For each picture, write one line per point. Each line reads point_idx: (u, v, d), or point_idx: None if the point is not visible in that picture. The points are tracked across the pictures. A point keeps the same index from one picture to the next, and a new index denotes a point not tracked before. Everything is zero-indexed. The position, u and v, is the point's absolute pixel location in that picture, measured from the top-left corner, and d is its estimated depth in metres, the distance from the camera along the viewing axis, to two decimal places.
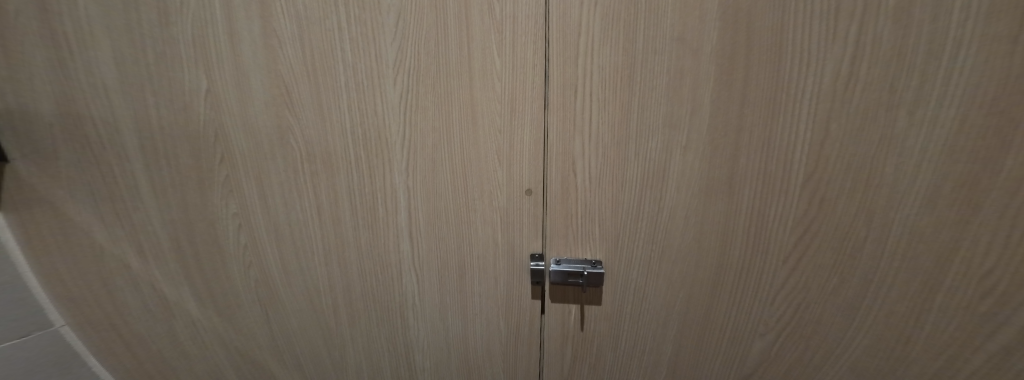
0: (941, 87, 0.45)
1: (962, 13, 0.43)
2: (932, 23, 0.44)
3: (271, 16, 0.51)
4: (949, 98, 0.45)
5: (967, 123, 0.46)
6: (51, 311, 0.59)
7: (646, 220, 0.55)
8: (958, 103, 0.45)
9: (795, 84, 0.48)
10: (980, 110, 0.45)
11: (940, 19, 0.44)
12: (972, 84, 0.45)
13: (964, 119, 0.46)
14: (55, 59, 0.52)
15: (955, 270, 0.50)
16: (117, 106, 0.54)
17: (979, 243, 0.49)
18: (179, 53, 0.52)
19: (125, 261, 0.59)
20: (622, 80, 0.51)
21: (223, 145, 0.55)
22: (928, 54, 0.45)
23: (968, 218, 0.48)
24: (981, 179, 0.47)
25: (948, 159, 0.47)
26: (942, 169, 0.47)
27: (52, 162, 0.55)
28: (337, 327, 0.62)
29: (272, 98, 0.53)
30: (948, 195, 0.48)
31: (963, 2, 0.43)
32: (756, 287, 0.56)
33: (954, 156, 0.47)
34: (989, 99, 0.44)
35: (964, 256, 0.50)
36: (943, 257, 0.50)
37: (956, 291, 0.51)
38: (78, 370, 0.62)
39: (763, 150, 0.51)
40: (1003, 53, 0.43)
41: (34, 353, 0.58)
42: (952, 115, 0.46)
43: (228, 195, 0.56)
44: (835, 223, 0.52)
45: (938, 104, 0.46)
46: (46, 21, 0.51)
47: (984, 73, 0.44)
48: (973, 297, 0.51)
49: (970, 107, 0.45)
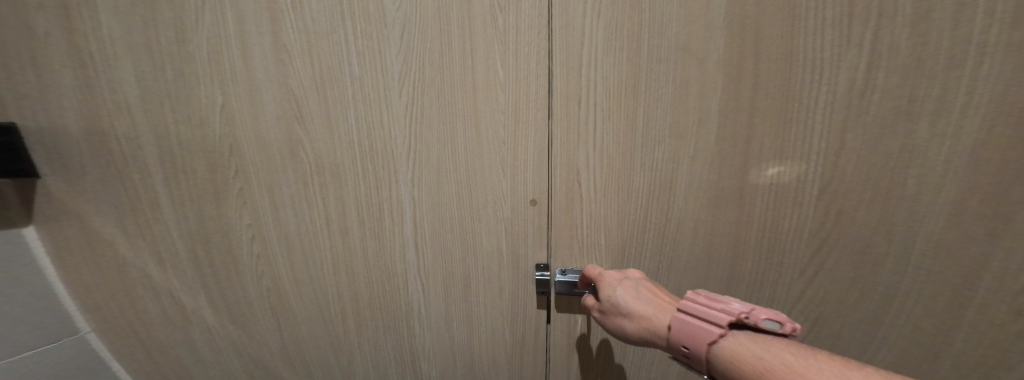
0: (965, 97, 0.43)
1: (984, 20, 0.41)
2: (953, 29, 0.42)
3: (281, 31, 0.52)
4: (974, 106, 0.43)
5: (995, 133, 0.44)
6: (78, 319, 0.63)
7: (652, 231, 0.54)
8: (984, 112, 0.43)
9: (808, 92, 0.46)
10: (1007, 119, 0.43)
11: (962, 25, 0.42)
12: (999, 92, 0.43)
13: (991, 129, 0.43)
14: (81, 77, 0.55)
15: (984, 286, 0.48)
16: (138, 123, 0.56)
17: (1010, 258, 0.47)
18: (195, 71, 0.54)
19: (145, 270, 0.62)
20: (627, 90, 0.50)
21: (237, 159, 0.56)
22: (950, 61, 0.43)
23: (997, 232, 0.46)
24: (1010, 193, 0.45)
25: (975, 171, 0.45)
26: (969, 181, 0.45)
27: (79, 177, 0.58)
28: (345, 335, 0.63)
29: (282, 112, 0.55)
30: (975, 208, 0.46)
31: (985, 9, 0.41)
32: (770, 301, 0.54)
33: (982, 168, 0.45)
34: (1018, 109, 0.42)
35: (993, 272, 0.47)
36: (970, 272, 0.48)
37: (986, 308, 0.49)
38: (102, 374, 0.65)
39: (775, 160, 0.49)
40: None
41: (61, 358, 0.61)
42: (979, 125, 0.44)
43: (242, 207, 0.58)
44: (853, 235, 0.50)
45: (962, 113, 0.44)
46: (72, 43, 0.54)
47: (1011, 83, 0.42)
48: (1005, 313, 0.48)
49: (997, 118, 0.43)
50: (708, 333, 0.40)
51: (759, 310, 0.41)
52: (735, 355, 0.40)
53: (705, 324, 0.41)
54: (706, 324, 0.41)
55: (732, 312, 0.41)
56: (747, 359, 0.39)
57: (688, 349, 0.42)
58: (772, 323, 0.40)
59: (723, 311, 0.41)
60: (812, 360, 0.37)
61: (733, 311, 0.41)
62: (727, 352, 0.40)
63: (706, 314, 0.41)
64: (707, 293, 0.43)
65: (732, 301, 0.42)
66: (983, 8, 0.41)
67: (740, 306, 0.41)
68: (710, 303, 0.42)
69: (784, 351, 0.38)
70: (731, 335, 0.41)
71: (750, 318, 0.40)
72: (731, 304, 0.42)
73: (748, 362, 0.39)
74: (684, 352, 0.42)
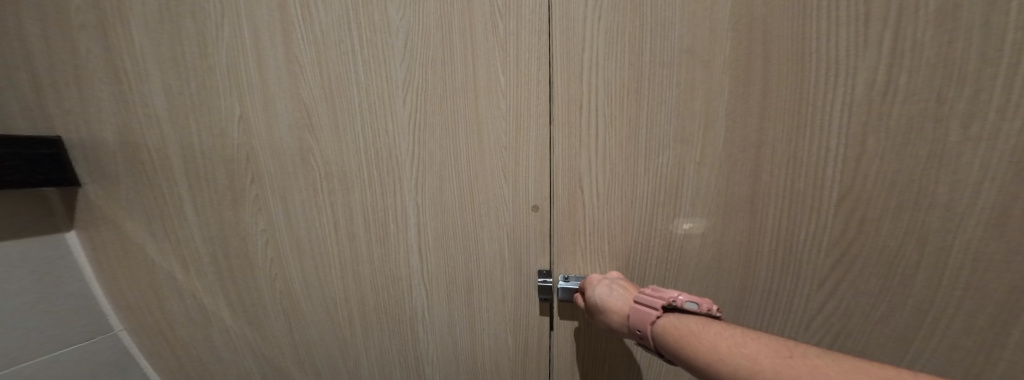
0: (1002, 97, 0.40)
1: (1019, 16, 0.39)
2: (984, 26, 0.39)
3: (293, 42, 0.54)
4: (1012, 108, 0.40)
5: None
6: (112, 318, 0.69)
7: (659, 239, 0.53)
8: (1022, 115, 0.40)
9: (823, 95, 0.44)
10: None
11: (994, 21, 0.39)
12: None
13: None
14: (117, 93, 0.59)
15: None
16: (166, 134, 0.60)
17: None
18: (215, 83, 0.57)
19: (172, 272, 0.66)
20: (630, 94, 0.49)
21: (253, 167, 0.59)
22: (982, 60, 0.40)
23: None
24: None
25: (1014, 178, 0.41)
26: (1009, 188, 0.42)
27: (116, 186, 0.63)
28: (352, 337, 0.66)
29: (294, 121, 0.57)
30: (1017, 217, 0.42)
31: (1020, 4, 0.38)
32: (787, 313, 0.51)
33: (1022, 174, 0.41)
34: None
35: None
36: (1014, 287, 0.44)
37: None
38: (132, 370, 0.71)
39: (789, 165, 0.47)
40: None
41: (96, 354, 0.67)
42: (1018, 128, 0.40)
43: (258, 213, 0.61)
44: (879, 245, 0.46)
45: (998, 116, 0.41)
46: (110, 60, 0.58)
47: None
48: None
49: None
50: (646, 314, 0.45)
51: (685, 294, 0.45)
52: (665, 330, 0.43)
53: (644, 308, 0.45)
54: (646, 308, 0.45)
55: (669, 298, 0.45)
56: (673, 332, 0.43)
57: (640, 332, 0.45)
58: (695, 304, 0.44)
59: (658, 296, 0.46)
60: (718, 328, 0.42)
61: (664, 295, 0.45)
62: (666, 332, 0.43)
63: (649, 300, 0.45)
64: (653, 286, 0.47)
65: (667, 289, 0.47)
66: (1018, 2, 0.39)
67: (672, 292, 0.46)
68: (653, 292, 0.46)
69: (699, 322, 0.43)
70: (665, 316, 0.44)
71: (678, 300, 0.45)
72: (664, 291, 0.46)
73: (673, 334, 0.43)
74: (640, 335, 0.45)
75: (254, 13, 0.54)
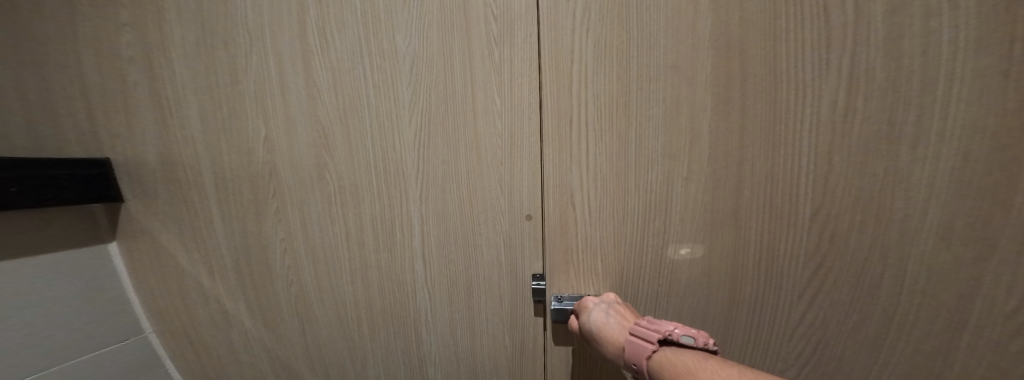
0: (939, 120, 0.44)
1: (952, 46, 0.43)
2: (923, 56, 0.44)
3: (312, 69, 0.61)
4: (948, 131, 0.44)
5: (969, 158, 0.44)
6: (143, 321, 0.75)
7: (651, 255, 0.56)
8: (958, 137, 0.44)
9: (792, 114, 0.48)
10: (981, 145, 0.43)
11: (930, 51, 0.43)
12: (971, 117, 0.43)
13: (965, 154, 0.44)
14: (160, 118, 0.67)
15: (977, 311, 0.46)
16: (199, 153, 0.67)
17: (1002, 284, 0.45)
18: (244, 107, 0.64)
19: (199, 278, 0.73)
20: (617, 108, 0.53)
21: (275, 182, 0.66)
22: (921, 87, 0.44)
23: (985, 256, 0.45)
24: (993, 218, 0.44)
25: (956, 195, 0.45)
26: (951, 204, 0.45)
27: (154, 201, 0.70)
28: (359, 339, 0.70)
29: (312, 141, 0.63)
30: (959, 232, 0.46)
31: (953, 36, 0.43)
32: (771, 325, 0.53)
33: (962, 192, 0.45)
34: (990, 134, 0.43)
35: (986, 296, 0.46)
36: (960, 295, 0.47)
37: (980, 332, 0.47)
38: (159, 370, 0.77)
39: (767, 181, 0.50)
40: (997, 88, 0.42)
41: (129, 355, 0.74)
42: (953, 150, 0.44)
43: (278, 223, 0.67)
44: (850, 257, 0.49)
45: (940, 138, 0.44)
46: (154, 88, 0.66)
47: (978, 109, 0.43)
48: (1004, 336, 0.46)
49: (971, 142, 0.44)
50: (643, 348, 0.48)
51: (680, 327, 0.49)
52: (660, 365, 0.47)
53: (641, 341, 0.49)
54: (643, 343, 0.49)
55: (666, 333, 0.48)
56: (669, 368, 0.46)
57: (637, 365, 0.49)
58: (691, 338, 0.47)
59: (654, 329, 0.49)
60: (713, 366, 0.45)
61: (660, 328, 0.49)
62: (662, 367, 0.47)
63: (646, 334, 0.49)
64: (650, 319, 0.51)
65: (663, 322, 0.50)
66: (947, 36, 0.43)
67: (668, 325, 0.49)
68: (650, 326, 0.50)
69: (695, 359, 0.46)
70: (661, 349, 0.48)
71: (674, 334, 0.48)
72: (661, 324, 0.50)
73: (670, 370, 0.46)
74: (635, 369, 0.49)
75: (278, 45, 0.61)
